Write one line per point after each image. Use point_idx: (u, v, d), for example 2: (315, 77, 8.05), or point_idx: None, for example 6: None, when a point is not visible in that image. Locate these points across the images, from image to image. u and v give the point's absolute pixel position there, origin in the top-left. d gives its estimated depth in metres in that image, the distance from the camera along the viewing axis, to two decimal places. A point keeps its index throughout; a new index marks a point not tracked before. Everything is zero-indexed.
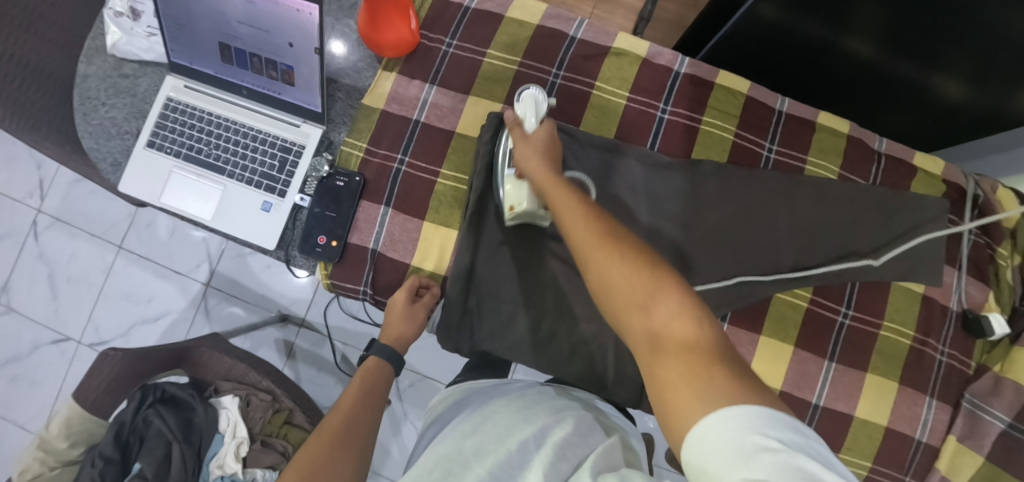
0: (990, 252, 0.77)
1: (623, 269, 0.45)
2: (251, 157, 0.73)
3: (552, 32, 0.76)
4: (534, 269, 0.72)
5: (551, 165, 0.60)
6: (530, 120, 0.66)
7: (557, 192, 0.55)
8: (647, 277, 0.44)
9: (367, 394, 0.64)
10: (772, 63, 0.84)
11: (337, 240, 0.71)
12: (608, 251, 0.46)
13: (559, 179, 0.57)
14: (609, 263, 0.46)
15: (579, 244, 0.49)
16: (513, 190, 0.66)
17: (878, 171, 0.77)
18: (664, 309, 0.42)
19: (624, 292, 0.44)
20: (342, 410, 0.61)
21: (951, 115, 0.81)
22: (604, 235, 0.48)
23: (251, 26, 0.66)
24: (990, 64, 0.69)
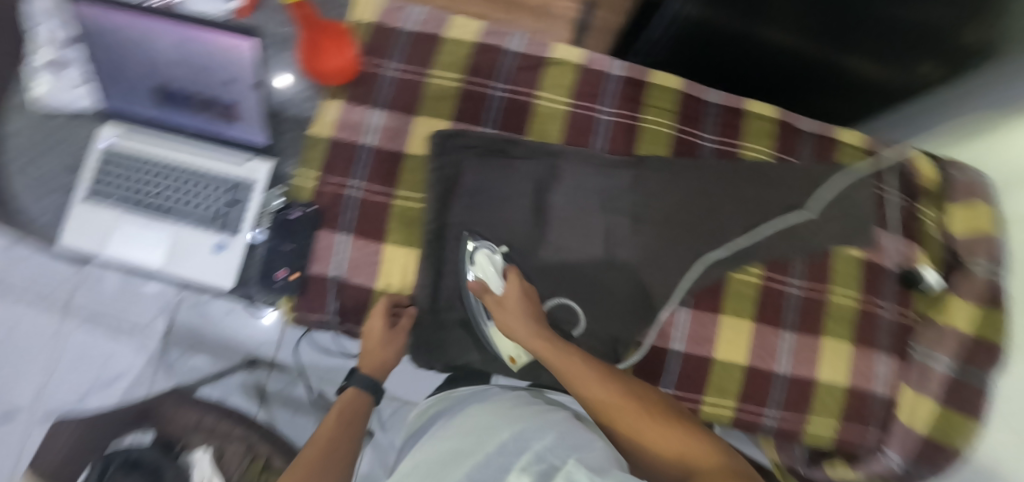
0: (913, 211, 0.84)
1: (654, 426, 0.53)
2: (198, 199, 0.71)
3: (489, 48, 0.78)
4: None
5: (539, 324, 0.64)
6: (495, 279, 0.67)
7: (564, 357, 0.60)
8: (675, 429, 0.53)
9: (345, 426, 0.63)
10: (702, 57, 0.89)
11: (297, 272, 0.71)
12: (630, 411, 0.55)
13: (556, 346, 0.61)
14: (633, 419, 0.54)
15: (601, 406, 0.56)
16: (510, 346, 0.68)
17: (806, 148, 0.83)
18: (689, 444, 0.51)
19: (653, 438, 0.53)
20: (320, 443, 0.61)
21: (867, 91, 0.88)
22: (626, 400, 0.56)
23: (185, 66, 0.66)
24: (894, 46, 0.76)
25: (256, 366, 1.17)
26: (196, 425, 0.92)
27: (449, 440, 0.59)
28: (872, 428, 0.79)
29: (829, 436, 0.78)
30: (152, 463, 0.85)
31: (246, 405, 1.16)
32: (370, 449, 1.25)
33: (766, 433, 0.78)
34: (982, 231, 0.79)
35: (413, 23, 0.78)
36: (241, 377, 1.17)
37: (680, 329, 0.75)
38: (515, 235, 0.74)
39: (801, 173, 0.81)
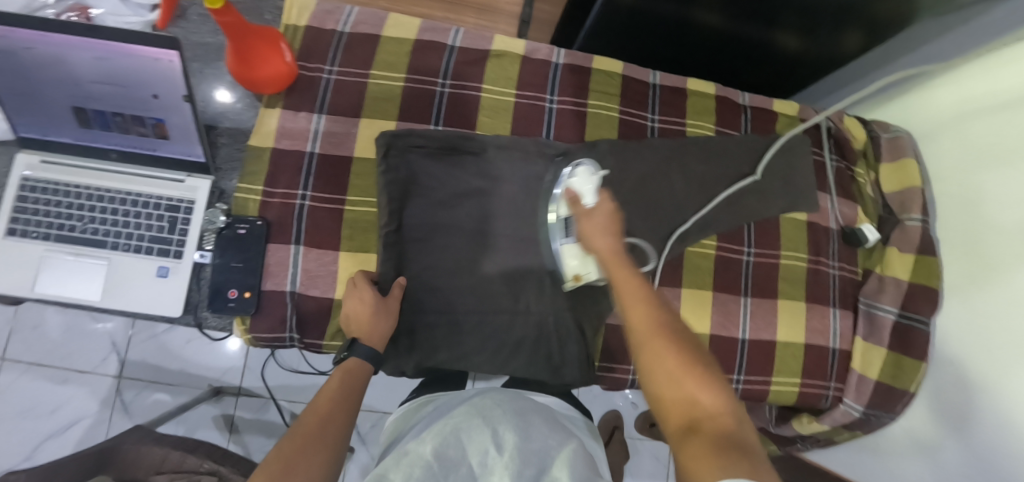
0: (850, 173, 0.88)
1: (674, 358, 0.48)
2: (135, 223, 0.68)
3: (429, 44, 0.77)
4: (457, 276, 0.72)
5: (614, 242, 0.61)
6: (589, 195, 0.70)
7: (624, 275, 0.56)
8: (695, 373, 0.47)
9: (345, 397, 0.55)
10: (639, 45, 0.91)
11: (250, 290, 0.68)
12: (659, 330, 0.50)
13: (619, 259, 0.59)
14: (658, 338, 0.49)
15: (634, 319, 0.52)
16: (579, 260, 0.69)
17: (747, 121, 0.86)
18: (705, 395, 0.46)
19: (667, 366, 0.48)
20: (317, 412, 0.52)
21: (794, 66, 0.93)
22: (662, 322, 0.51)
23: (107, 84, 0.62)
24: (818, 15, 0.81)
25: (221, 395, 1.11)
26: (161, 464, 0.85)
27: (432, 438, 0.58)
28: (832, 381, 0.83)
29: (794, 393, 0.82)
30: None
31: (215, 437, 1.10)
32: (353, 466, 1.20)
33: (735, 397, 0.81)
34: (909, 185, 0.84)
35: (350, 24, 0.76)
36: (207, 409, 1.11)
37: None
38: (473, 229, 0.73)
39: (744, 145, 0.84)
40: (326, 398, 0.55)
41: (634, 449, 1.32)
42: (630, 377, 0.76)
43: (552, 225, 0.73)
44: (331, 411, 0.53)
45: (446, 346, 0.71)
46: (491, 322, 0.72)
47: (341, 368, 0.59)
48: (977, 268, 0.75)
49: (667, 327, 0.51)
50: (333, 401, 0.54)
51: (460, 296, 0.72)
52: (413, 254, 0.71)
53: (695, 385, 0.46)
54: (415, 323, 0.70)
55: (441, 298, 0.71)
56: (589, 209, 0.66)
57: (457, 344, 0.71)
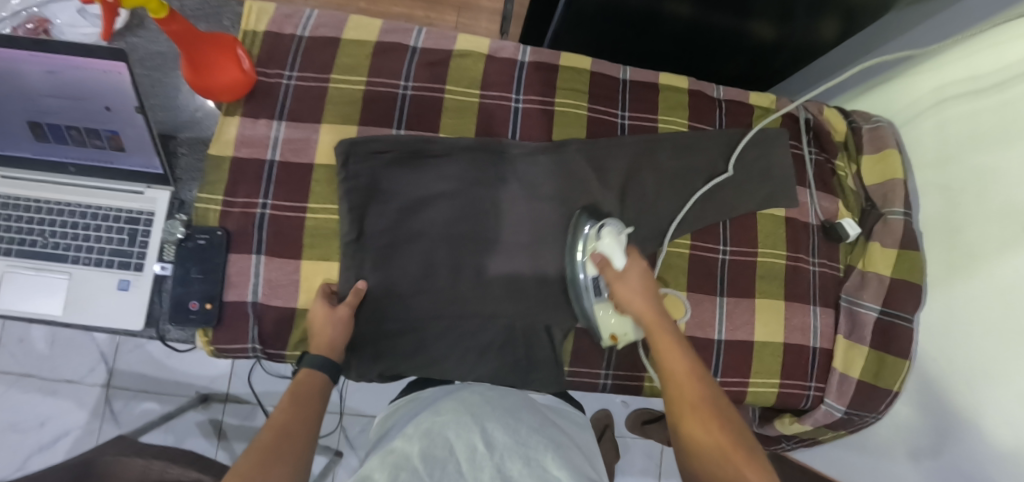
0: (830, 166, 0.86)
1: (709, 437, 0.53)
2: (95, 236, 0.67)
3: (390, 46, 0.76)
4: (421, 282, 0.71)
5: (654, 302, 0.65)
6: (618, 257, 0.65)
7: (669, 345, 0.61)
8: (731, 449, 0.52)
9: (303, 408, 0.57)
10: (610, 38, 0.89)
11: (212, 301, 0.67)
12: (697, 411, 0.56)
13: (661, 324, 0.63)
14: (696, 419, 0.55)
15: (676, 397, 0.58)
16: (615, 322, 0.69)
17: (722, 115, 0.83)
18: (743, 468, 0.51)
19: (704, 444, 0.54)
20: (273, 424, 0.54)
21: (772, 55, 0.91)
22: (699, 397, 0.57)
23: (59, 97, 0.61)
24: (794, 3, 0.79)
25: (209, 402, 1.12)
26: (142, 473, 0.85)
27: (421, 437, 0.53)
28: (813, 380, 0.81)
29: (773, 394, 0.80)
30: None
31: (204, 445, 1.11)
32: (340, 471, 1.20)
33: None
34: (891, 177, 0.81)
35: (309, 28, 0.75)
36: (194, 415, 1.11)
37: None
38: (437, 233, 0.72)
39: (719, 140, 0.82)
40: (288, 408, 0.57)
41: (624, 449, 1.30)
42: (601, 381, 0.75)
43: (580, 284, 0.69)
44: (291, 421, 0.55)
45: (414, 354, 0.70)
46: (459, 329, 0.71)
47: (298, 379, 0.60)
48: (956, 258, 0.75)
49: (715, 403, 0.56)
50: (292, 413, 0.56)
51: (426, 303, 0.71)
52: (377, 261, 0.70)
53: (744, 459, 0.51)
54: (381, 330, 0.70)
55: (405, 305, 0.70)
56: (621, 271, 0.66)
57: (423, 350, 0.70)
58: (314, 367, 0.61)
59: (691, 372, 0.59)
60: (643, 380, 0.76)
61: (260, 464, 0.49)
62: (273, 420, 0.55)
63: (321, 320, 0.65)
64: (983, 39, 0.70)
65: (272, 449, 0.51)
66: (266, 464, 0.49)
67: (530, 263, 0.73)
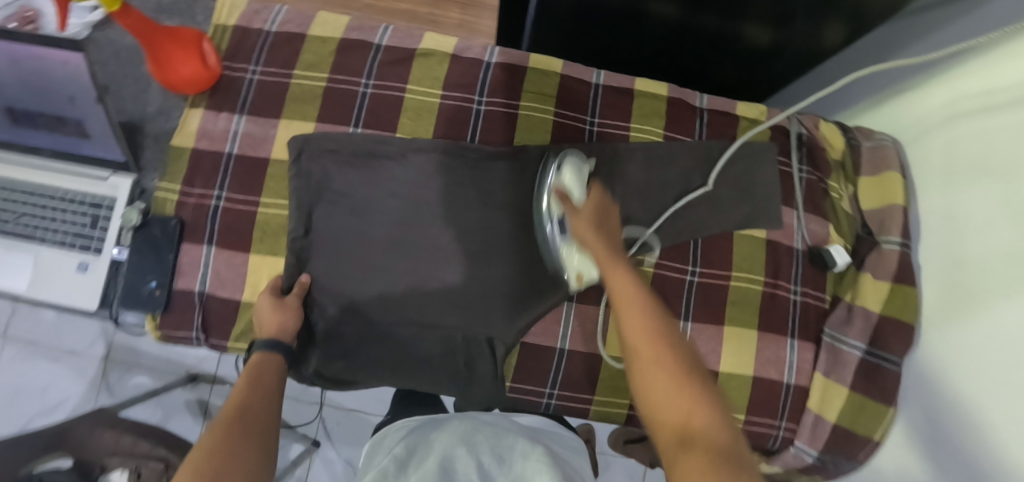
0: (823, 186, 0.79)
1: (668, 376, 0.45)
2: (60, 218, 0.69)
3: (354, 43, 0.75)
4: (363, 284, 0.70)
5: (607, 231, 0.60)
6: (577, 192, 0.65)
7: (613, 254, 0.56)
8: (692, 389, 0.44)
9: (261, 391, 0.55)
10: (593, 39, 0.84)
11: (161, 289, 0.69)
12: (654, 345, 0.47)
13: (607, 247, 0.57)
14: (653, 357, 0.46)
15: (625, 318, 0.49)
16: (578, 260, 0.66)
17: (703, 126, 0.78)
18: (706, 417, 0.42)
19: (662, 383, 0.45)
20: (232, 411, 0.52)
21: (770, 61, 0.84)
22: (654, 329, 0.48)
23: (28, 86, 0.63)
24: (789, 5, 0.72)
25: (198, 382, 1.15)
26: (114, 446, 0.89)
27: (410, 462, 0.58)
28: (784, 420, 0.75)
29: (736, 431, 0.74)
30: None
31: (188, 424, 1.14)
32: (318, 462, 1.18)
33: None
34: (890, 201, 0.74)
35: (277, 24, 0.75)
36: (183, 394, 1.15)
37: (568, 327, 0.71)
38: (385, 235, 0.71)
39: (696, 154, 0.76)
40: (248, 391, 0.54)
41: (604, 467, 1.26)
42: (546, 397, 0.72)
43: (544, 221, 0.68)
44: (251, 404, 0.53)
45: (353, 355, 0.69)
46: (400, 334, 0.70)
47: (253, 365, 0.58)
48: (955, 299, 0.67)
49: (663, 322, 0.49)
50: (252, 396, 0.54)
51: (368, 306, 0.70)
52: (322, 260, 0.70)
53: (692, 398, 0.43)
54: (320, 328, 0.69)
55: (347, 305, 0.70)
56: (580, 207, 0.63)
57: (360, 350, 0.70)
58: (267, 352, 0.60)
59: (633, 278, 0.53)
60: (590, 403, 0.72)
61: (224, 447, 0.47)
62: (231, 403, 0.52)
63: (267, 309, 0.64)
64: (986, 57, 0.63)
65: (237, 431, 0.49)
66: (237, 454, 0.47)
67: (477, 272, 0.71)
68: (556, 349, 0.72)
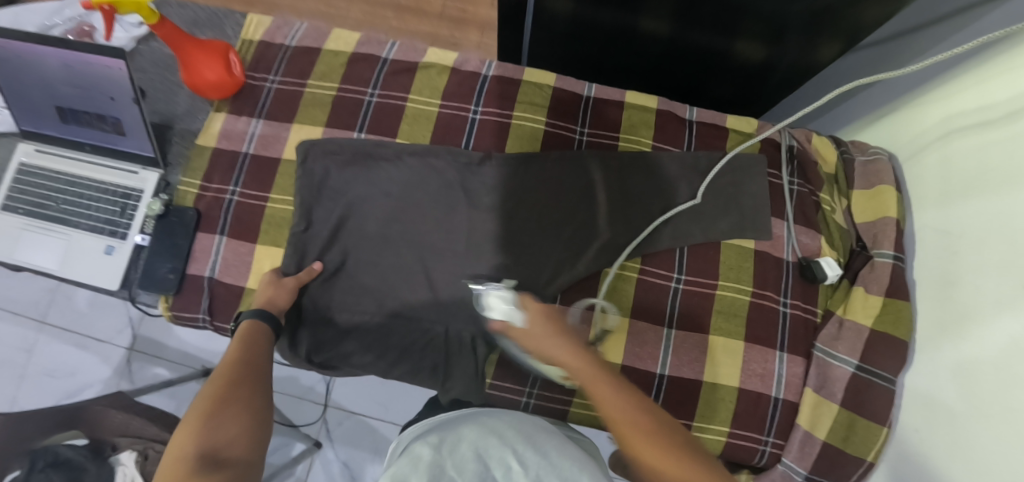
0: (814, 198, 0.79)
1: (671, 460, 0.47)
2: (93, 205, 0.77)
3: (363, 56, 0.82)
4: (353, 276, 0.74)
5: (577, 345, 0.55)
6: (513, 318, 0.58)
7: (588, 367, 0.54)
8: (695, 466, 0.47)
9: (257, 346, 0.59)
10: (590, 55, 0.89)
11: (174, 272, 0.75)
12: (653, 443, 0.48)
13: (583, 358, 0.54)
14: (657, 452, 0.48)
15: (625, 432, 0.49)
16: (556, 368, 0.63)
17: (691, 137, 0.80)
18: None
19: (666, 470, 0.47)
20: (224, 365, 0.55)
21: (765, 76, 0.85)
22: (649, 428, 0.49)
23: (76, 87, 0.72)
24: (782, 21, 0.73)
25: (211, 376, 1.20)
26: (124, 428, 0.95)
27: (449, 450, 0.58)
28: (770, 435, 0.73)
29: (720, 442, 0.72)
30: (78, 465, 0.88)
31: None
32: (317, 462, 1.21)
33: None
34: (884, 215, 0.74)
35: (296, 39, 0.83)
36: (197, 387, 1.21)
37: None
38: (378, 232, 0.75)
39: (682, 164, 0.78)
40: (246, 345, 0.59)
41: None
42: (524, 396, 0.73)
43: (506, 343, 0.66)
44: (247, 358, 0.57)
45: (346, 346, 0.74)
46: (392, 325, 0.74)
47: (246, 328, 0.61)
48: (949, 314, 0.64)
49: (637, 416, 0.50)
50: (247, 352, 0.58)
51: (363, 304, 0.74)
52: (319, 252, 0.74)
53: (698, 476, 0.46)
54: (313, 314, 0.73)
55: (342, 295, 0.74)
56: (523, 326, 0.57)
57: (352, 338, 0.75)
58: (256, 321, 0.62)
59: (610, 384, 0.52)
60: (569, 405, 0.73)
61: (224, 394, 0.51)
62: (227, 359, 0.57)
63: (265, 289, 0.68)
64: (972, 75, 0.63)
65: (238, 379, 0.54)
66: (227, 407, 0.50)
67: (462, 268, 0.74)
68: None
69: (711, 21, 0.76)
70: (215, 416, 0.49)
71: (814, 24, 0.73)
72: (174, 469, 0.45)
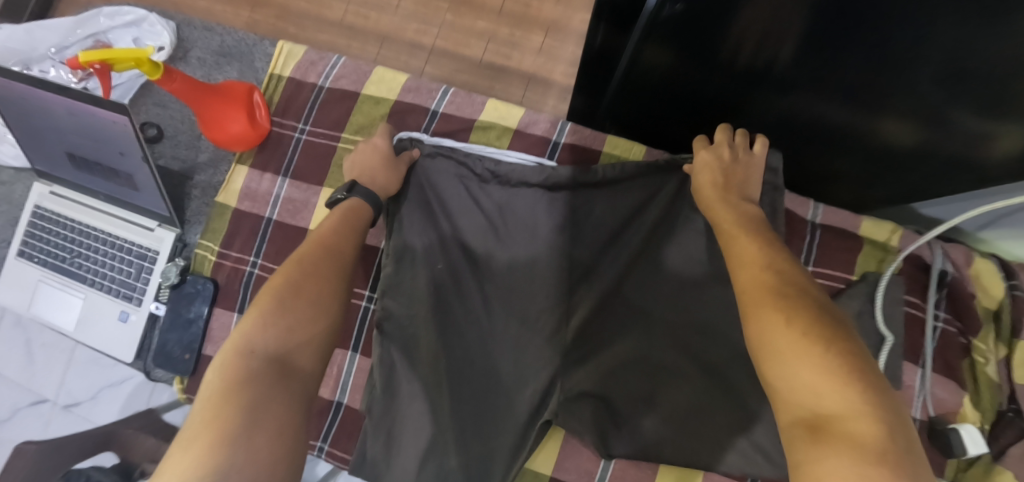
0: (962, 341, 0.62)
1: (786, 327, 0.36)
2: (109, 264, 0.69)
3: (409, 108, 0.69)
4: (526, 181, 0.65)
5: (771, 268, 0.42)
6: None
7: (816, 353, 0.34)
8: (818, 345, 0.35)
9: (353, 230, 0.55)
10: (675, 112, 0.70)
11: (190, 352, 0.66)
12: (781, 317, 0.37)
13: (776, 283, 0.41)
14: (770, 319, 0.38)
15: (752, 313, 0.40)
16: None
17: (813, 246, 0.63)
18: (819, 376, 0.33)
19: (786, 352, 0.35)
20: (313, 239, 0.52)
21: (910, 163, 0.64)
22: (798, 324, 0.36)
23: (83, 136, 0.63)
24: (950, 104, 0.51)
25: None
26: None
27: None
28: None
29: None
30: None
31: None
32: None
33: None
34: None
35: (331, 78, 0.70)
36: None
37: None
38: (536, 269, 0.63)
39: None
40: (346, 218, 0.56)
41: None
42: None
43: None
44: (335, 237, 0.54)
45: (423, 207, 0.65)
46: (449, 184, 0.65)
47: None
48: None
49: (857, 406, 0.32)
50: (338, 226, 0.55)
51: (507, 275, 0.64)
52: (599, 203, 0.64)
53: (817, 356, 0.34)
54: (546, 191, 0.64)
55: (496, 250, 0.64)
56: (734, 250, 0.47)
57: (402, 144, 0.65)
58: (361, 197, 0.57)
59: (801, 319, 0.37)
60: None
61: (306, 309, 0.47)
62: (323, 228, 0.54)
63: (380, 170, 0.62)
64: None
65: (299, 262, 0.50)
66: (304, 325, 0.46)
67: (509, 381, 0.62)
68: None
69: (842, 94, 0.55)
70: (292, 333, 0.45)
71: (993, 114, 0.50)
72: (233, 370, 0.41)
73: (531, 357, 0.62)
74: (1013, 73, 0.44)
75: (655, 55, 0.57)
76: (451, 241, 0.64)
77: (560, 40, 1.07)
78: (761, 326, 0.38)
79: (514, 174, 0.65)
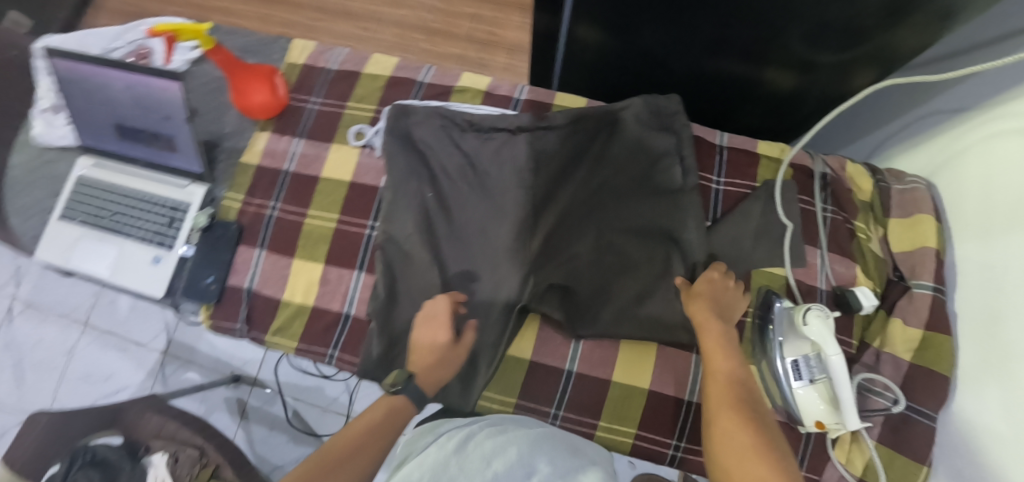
0: (849, 226, 0.78)
1: (733, 420, 0.52)
2: (144, 217, 0.81)
3: (400, 81, 0.86)
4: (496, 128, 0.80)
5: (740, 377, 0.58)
6: (829, 345, 0.63)
7: (760, 438, 0.49)
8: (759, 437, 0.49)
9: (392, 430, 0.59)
10: (617, 78, 0.89)
11: (216, 283, 0.77)
12: (730, 413, 0.53)
13: (735, 391, 0.56)
14: (727, 415, 0.53)
15: (716, 418, 0.54)
16: (818, 405, 0.65)
17: (722, 163, 0.81)
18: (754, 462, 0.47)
19: (730, 443, 0.50)
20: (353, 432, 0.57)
21: (798, 103, 0.84)
22: (741, 418, 0.52)
23: (135, 107, 0.78)
24: (813, 51, 0.71)
25: (240, 383, 1.26)
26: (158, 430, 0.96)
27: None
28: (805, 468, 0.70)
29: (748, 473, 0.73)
30: (115, 465, 0.88)
31: (227, 421, 1.25)
32: None
33: (674, 467, 0.72)
34: (922, 245, 0.72)
35: (337, 63, 0.88)
36: (224, 391, 1.26)
37: (573, 363, 0.73)
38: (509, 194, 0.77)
39: (694, 194, 0.75)
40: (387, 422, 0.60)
41: None
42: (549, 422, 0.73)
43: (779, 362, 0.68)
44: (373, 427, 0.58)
45: (417, 154, 0.79)
46: (436, 137, 0.80)
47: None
48: (994, 353, 0.60)
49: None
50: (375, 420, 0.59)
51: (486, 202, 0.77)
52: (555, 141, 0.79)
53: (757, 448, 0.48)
54: (512, 134, 0.79)
55: (475, 183, 0.78)
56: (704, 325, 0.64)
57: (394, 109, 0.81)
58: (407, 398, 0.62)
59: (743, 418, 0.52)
60: (595, 428, 0.72)
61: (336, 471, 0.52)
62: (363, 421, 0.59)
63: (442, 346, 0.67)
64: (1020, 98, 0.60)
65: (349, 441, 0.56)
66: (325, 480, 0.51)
67: (490, 281, 0.74)
68: (564, 369, 0.73)
69: (740, 53, 0.75)
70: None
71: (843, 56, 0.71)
72: None
73: (512, 265, 0.74)
74: (854, 20, 0.64)
75: (597, 30, 0.77)
76: (438, 179, 0.78)
77: (522, 59, 1.29)
78: (717, 420, 0.53)
79: (485, 124, 0.80)
